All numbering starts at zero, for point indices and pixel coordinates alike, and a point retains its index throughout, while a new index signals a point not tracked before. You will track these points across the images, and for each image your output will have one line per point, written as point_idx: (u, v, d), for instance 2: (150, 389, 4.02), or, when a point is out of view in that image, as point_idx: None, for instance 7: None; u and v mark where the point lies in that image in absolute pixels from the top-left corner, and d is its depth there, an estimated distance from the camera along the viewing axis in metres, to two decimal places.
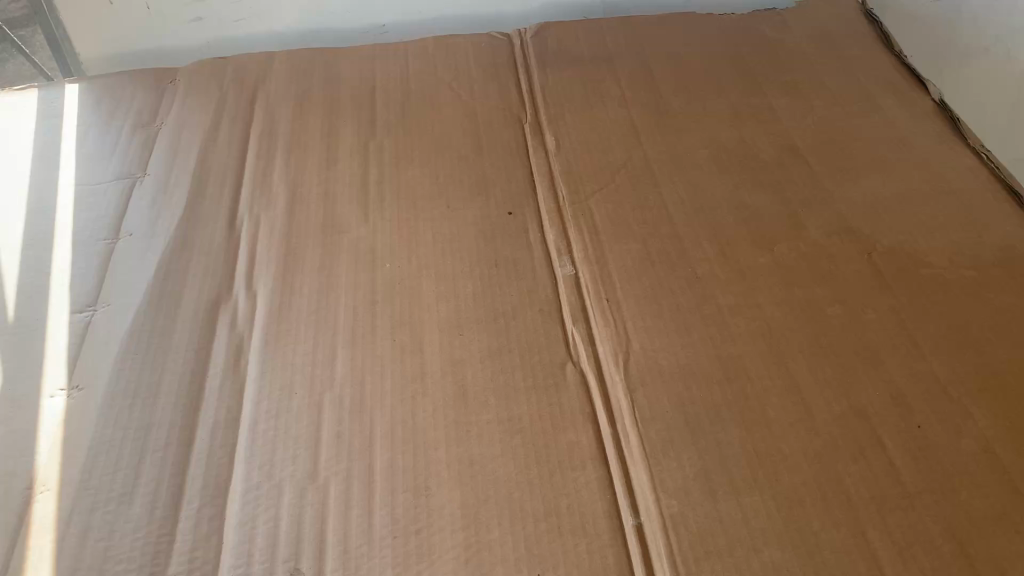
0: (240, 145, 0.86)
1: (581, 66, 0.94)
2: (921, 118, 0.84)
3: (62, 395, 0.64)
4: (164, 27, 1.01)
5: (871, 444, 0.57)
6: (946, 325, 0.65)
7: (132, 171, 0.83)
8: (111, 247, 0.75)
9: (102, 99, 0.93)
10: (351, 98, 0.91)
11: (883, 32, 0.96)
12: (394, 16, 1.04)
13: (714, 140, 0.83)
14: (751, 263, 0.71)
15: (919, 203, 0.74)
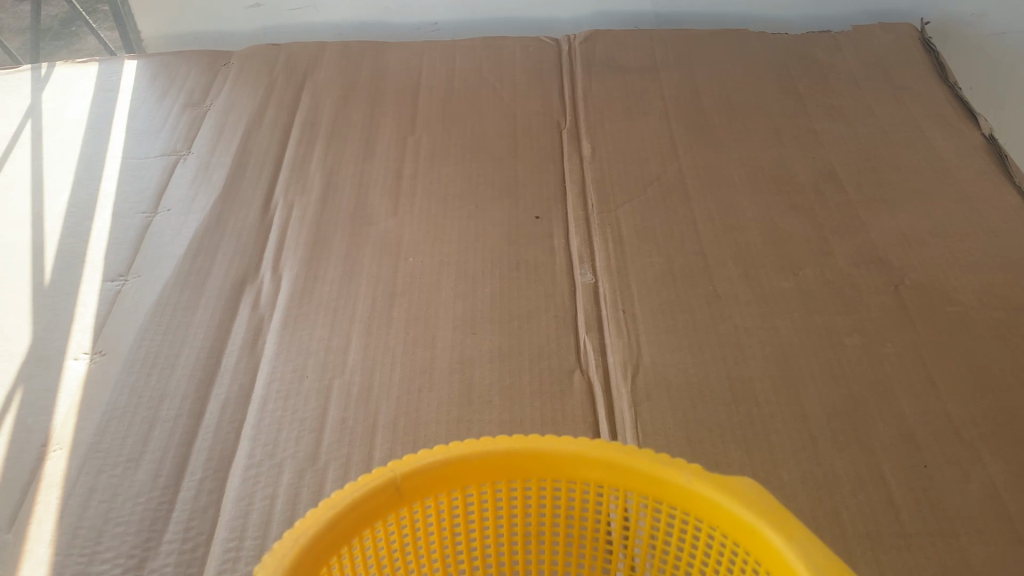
0: (282, 131, 0.88)
1: (626, 76, 0.93)
2: (967, 151, 0.82)
3: (85, 359, 0.66)
4: (223, 11, 1.04)
5: (873, 480, 0.56)
6: (966, 365, 0.63)
7: (177, 149, 0.86)
8: (148, 220, 0.78)
9: (157, 76, 0.96)
10: (395, 93, 0.92)
11: (939, 62, 0.94)
12: (448, 15, 1.05)
13: (752, 159, 0.83)
14: (774, 286, 0.70)
15: (954, 239, 0.73)
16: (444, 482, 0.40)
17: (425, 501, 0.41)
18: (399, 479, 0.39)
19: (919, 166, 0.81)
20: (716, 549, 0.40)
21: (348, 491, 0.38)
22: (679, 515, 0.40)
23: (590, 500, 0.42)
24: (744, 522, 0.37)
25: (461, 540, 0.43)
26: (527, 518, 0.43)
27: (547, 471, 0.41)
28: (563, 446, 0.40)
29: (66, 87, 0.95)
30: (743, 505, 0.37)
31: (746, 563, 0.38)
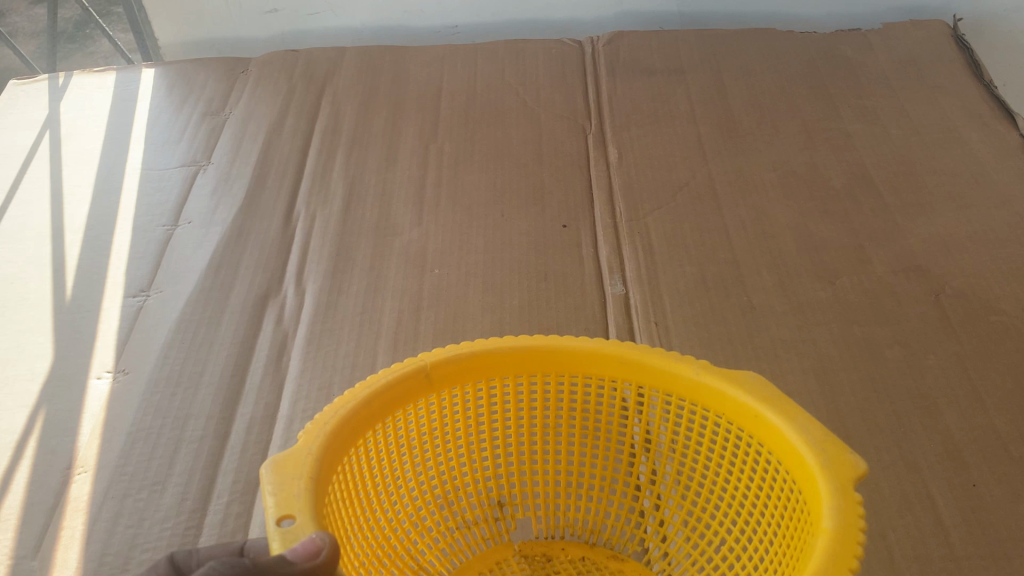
0: (303, 139, 0.87)
1: (651, 78, 0.91)
2: (1006, 153, 0.80)
3: (108, 378, 0.65)
4: (241, 17, 1.02)
5: (919, 499, 0.54)
6: (1013, 378, 0.61)
7: (197, 159, 0.85)
8: (169, 233, 0.77)
9: (176, 85, 0.95)
10: (416, 99, 0.91)
11: (973, 60, 0.92)
12: (468, 17, 1.03)
13: (784, 163, 0.81)
14: (810, 296, 0.68)
15: (996, 246, 0.71)
16: (473, 370, 0.48)
17: (456, 389, 0.49)
18: (434, 364, 0.47)
19: (957, 169, 0.78)
20: (716, 433, 0.48)
21: (394, 370, 0.46)
22: (684, 405, 0.49)
23: (601, 394, 0.51)
24: (746, 405, 0.45)
25: (480, 426, 0.51)
26: (542, 411, 0.52)
27: (566, 366, 0.50)
28: (581, 343, 0.49)
29: (83, 97, 0.94)
30: (746, 392, 0.45)
31: (742, 440, 0.47)
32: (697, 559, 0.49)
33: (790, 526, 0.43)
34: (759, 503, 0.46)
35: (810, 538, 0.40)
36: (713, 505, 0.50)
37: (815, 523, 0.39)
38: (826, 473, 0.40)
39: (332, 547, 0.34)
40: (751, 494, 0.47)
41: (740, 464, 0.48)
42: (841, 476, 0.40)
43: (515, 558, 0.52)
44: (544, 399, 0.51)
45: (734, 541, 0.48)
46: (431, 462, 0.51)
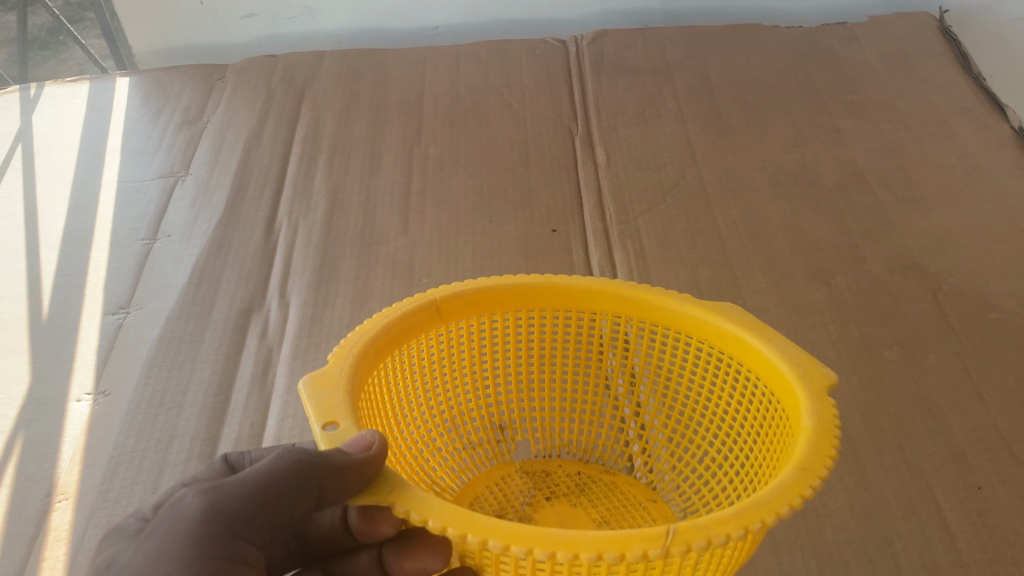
0: (283, 147, 0.85)
1: (637, 77, 0.90)
2: (998, 146, 0.79)
3: (88, 400, 0.63)
4: (216, 22, 1.00)
5: (924, 504, 0.53)
6: (1014, 376, 0.60)
7: (175, 169, 0.83)
8: (148, 247, 0.75)
9: (151, 94, 0.92)
10: (399, 103, 0.89)
11: (961, 52, 0.91)
12: (449, 18, 1.02)
13: (774, 161, 0.79)
14: (806, 297, 0.67)
15: (991, 241, 0.70)
16: (479, 303, 0.50)
17: (460, 322, 0.50)
18: (443, 298, 0.48)
19: (948, 163, 0.78)
20: (701, 360, 0.51)
21: (407, 302, 0.47)
22: (671, 335, 0.51)
23: (596, 325, 0.52)
24: (727, 331, 0.47)
25: (482, 355, 0.53)
26: (541, 341, 0.53)
27: (560, 302, 0.51)
28: (574, 280, 0.50)
29: (56, 108, 0.92)
30: (727, 320, 0.48)
31: (724, 363, 0.49)
32: (686, 474, 0.52)
33: (768, 436, 0.45)
34: (740, 418, 0.49)
35: (789, 441, 0.41)
36: (697, 426, 0.53)
37: (793, 425, 0.41)
38: (801, 381, 0.42)
39: (382, 442, 0.35)
40: (733, 410, 0.50)
41: (722, 388, 0.50)
42: (815, 385, 0.42)
43: (518, 475, 0.53)
44: (542, 331, 0.53)
45: (720, 456, 0.50)
46: (438, 390, 0.52)
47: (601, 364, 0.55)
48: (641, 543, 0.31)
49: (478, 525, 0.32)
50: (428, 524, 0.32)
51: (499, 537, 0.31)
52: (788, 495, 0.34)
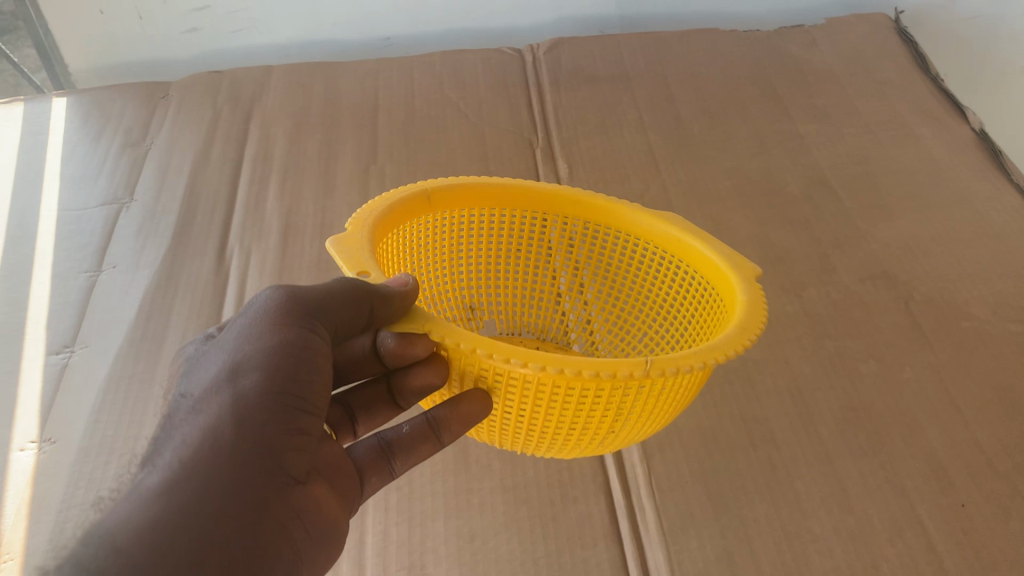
0: (232, 168, 0.81)
1: (596, 85, 0.88)
2: (960, 148, 0.79)
3: (33, 449, 0.58)
4: (157, 37, 0.96)
5: (910, 525, 0.52)
6: (990, 386, 0.59)
7: (119, 196, 0.79)
8: (92, 280, 0.71)
9: (91, 115, 0.88)
10: (352, 118, 0.86)
11: (919, 53, 0.91)
12: (401, 29, 0.99)
13: (739, 170, 0.78)
14: (778, 311, 0.65)
15: (958, 248, 0.69)
16: (465, 196, 0.54)
17: (443, 213, 0.54)
18: (433, 188, 0.52)
19: (912, 167, 0.77)
20: (647, 258, 0.58)
21: (402, 190, 0.50)
22: (622, 236, 0.58)
23: (561, 225, 0.58)
24: (671, 235, 0.54)
25: (462, 246, 0.57)
26: (513, 237, 0.58)
27: (530, 204, 0.56)
28: (540, 186, 0.56)
29: None
30: (671, 225, 0.54)
31: (665, 262, 0.56)
32: (629, 354, 0.60)
33: (701, 319, 0.53)
34: (675, 305, 0.57)
35: (723, 318, 0.48)
36: (637, 313, 0.60)
37: (728, 306, 0.48)
38: (734, 270, 0.49)
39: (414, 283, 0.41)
40: (669, 299, 0.57)
41: (663, 283, 0.57)
42: (745, 274, 0.48)
43: None
44: (513, 228, 0.58)
45: (658, 338, 0.58)
46: (423, 280, 0.56)
47: (559, 263, 0.60)
48: (628, 366, 0.36)
49: (502, 347, 0.37)
50: (461, 346, 0.37)
51: (520, 355, 0.36)
52: (736, 342, 0.40)
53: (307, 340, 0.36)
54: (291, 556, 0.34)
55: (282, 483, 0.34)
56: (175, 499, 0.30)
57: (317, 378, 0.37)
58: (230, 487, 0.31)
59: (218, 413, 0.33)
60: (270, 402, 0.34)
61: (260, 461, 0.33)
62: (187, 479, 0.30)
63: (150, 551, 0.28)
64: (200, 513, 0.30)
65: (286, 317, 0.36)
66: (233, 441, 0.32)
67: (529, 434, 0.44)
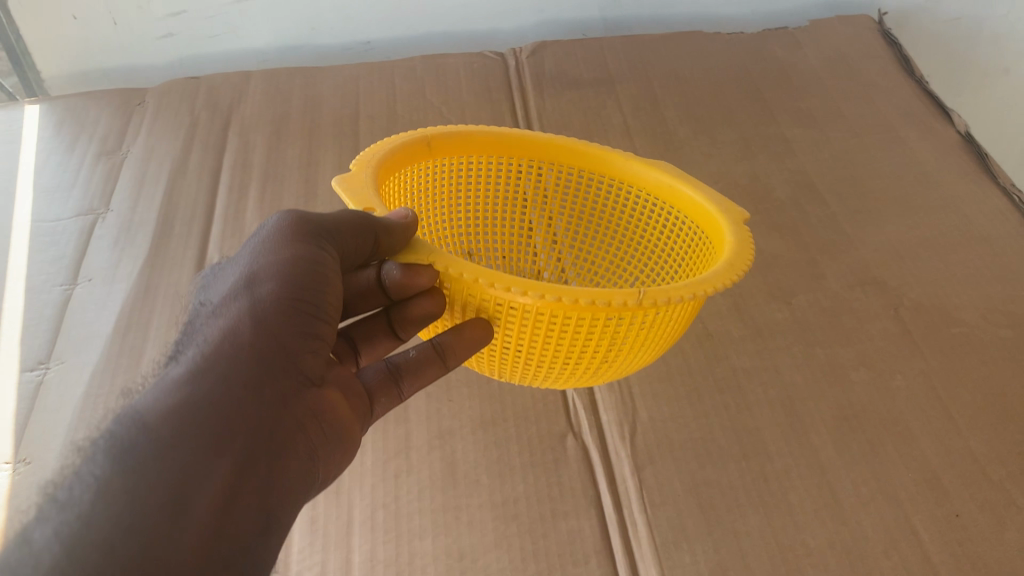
0: (211, 177, 0.80)
1: (580, 89, 0.88)
2: (946, 151, 0.78)
3: (6, 471, 0.56)
4: (133, 43, 0.94)
5: (905, 536, 0.51)
6: (982, 393, 0.59)
7: (94, 207, 0.77)
8: (67, 294, 0.69)
9: (64, 123, 0.86)
10: (333, 124, 0.85)
11: (902, 55, 0.91)
12: (382, 33, 0.98)
13: (725, 175, 0.78)
14: (767, 319, 0.65)
15: (947, 252, 0.69)
16: (464, 144, 0.56)
17: (445, 160, 0.56)
18: (434, 135, 0.53)
19: (898, 171, 0.77)
20: (638, 203, 0.61)
21: (404, 135, 0.52)
22: (615, 182, 0.60)
23: (556, 173, 0.61)
24: (664, 181, 0.57)
25: (461, 195, 0.59)
26: (509, 184, 0.60)
27: (528, 153, 0.59)
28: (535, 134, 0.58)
29: None
30: (661, 172, 0.57)
31: (655, 206, 0.59)
32: None
33: (691, 259, 0.56)
34: (665, 248, 0.60)
35: (712, 257, 0.51)
36: (629, 256, 0.64)
37: (717, 244, 0.51)
38: (724, 215, 0.51)
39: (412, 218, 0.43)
40: (659, 243, 0.60)
41: (655, 227, 0.60)
42: (733, 217, 0.51)
43: None
44: (509, 176, 0.60)
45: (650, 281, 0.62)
46: (427, 228, 0.58)
47: (554, 211, 0.63)
48: (622, 295, 0.38)
49: (503, 278, 0.39)
50: (464, 276, 0.39)
51: (520, 285, 0.38)
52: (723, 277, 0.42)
53: (316, 258, 0.40)
54: (307, 453, 0.36)
55: (297, 384, 0.36)
56: (199, 388, 0.32)
57: (329, 292, 0.40)
58: (250, 382, 0.34)
59: (238, 318, 0.36)
60: (285, 309, 0.37)
61: (277, 361, 0.36)
62: (212, 367, 0.34)
63: (176, 432, 0.31)
64: (221, 402, 0.33)
65: (297, 235, 0.40)
66: (252, 341, 0.35)
67: (526, 366, 0.45)
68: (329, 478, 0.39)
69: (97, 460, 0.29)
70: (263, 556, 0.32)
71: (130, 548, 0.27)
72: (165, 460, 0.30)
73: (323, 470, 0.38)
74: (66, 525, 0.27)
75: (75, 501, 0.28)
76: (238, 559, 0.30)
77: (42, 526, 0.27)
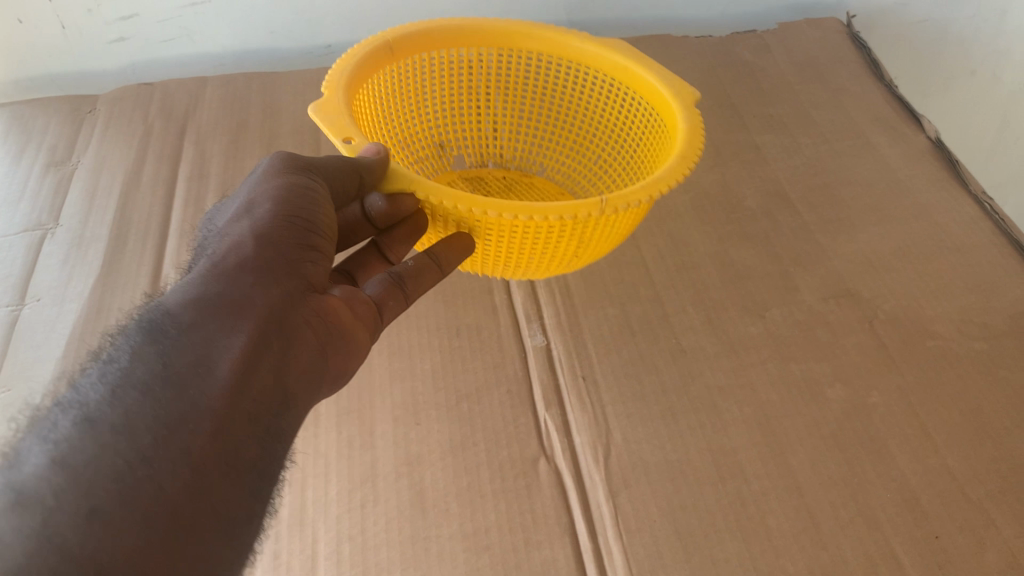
0: (166, 188, 0.77)
1: None
2: (916, 158, 0.78)
3: None
4: (82, 48, 0.90)
5: (885, 560, 0.50)
6: (959, 409, 0.58)
7: (43, 220, 0.74)
8: (13, 314, 0.66)
9: (10, 133, 0.82)
10: (294, 131, 0.82)
11: (872, 59, 0.90)
12: (344, 36, 0.95)
13: (696, 184, 0.76)
14: (742, 332, 0.64)
15: (920, 262, 0.68)
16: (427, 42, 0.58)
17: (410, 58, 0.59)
18: (394, 39, 0.56)
19: (870, 178, 0.76)
20: (596, 83, 0.64)
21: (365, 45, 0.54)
22: (573, 66, 0.63)
23: (518, 59, 0.63)
24: (620, 64, 0.60)
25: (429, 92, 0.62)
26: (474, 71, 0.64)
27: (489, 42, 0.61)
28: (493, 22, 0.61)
29: None
30: (618, 58, 0.60)
31: (613, 89, 0.63)
32: (587, 169, 0.69)
33: (647, 147, 0.60)
34: (625, 132, 0.64)
35: (667, 142, 0.56)
36: (591, 130, 0.68)
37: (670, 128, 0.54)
38: (676, 98, 0.55)
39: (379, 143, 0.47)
40: (617, 125, 0.65)
41: (612, 107, 0.64)
42: (684, 102, 0.55)
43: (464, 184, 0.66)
44: (471, 66, 0.63)
45: (610, 159, 0.67)
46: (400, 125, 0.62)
47: (516, 90, 0.66)
48: (586, 207, 0.43)
49: (479, 202, 0.42)
50: (444, 203, 0.43)
51: (494, 208, 0.42)
52: (675, 171, 0.47)
53: (312, 182, 0.43)
54: (318, 346, 0.40)
55: (302, 286, 0.40)
56: (213, 285, 0.37)
57: (325, 214, 0.43)
58: (257, 279, 0.38)
59: (243, 233, 0.40)
60: (286, 223, 0.40)
61: (284, 266, 0.39)
62: (221, 267, 0.38)
63: (194, 318, 0.35)
64: (228, 295, 0.37)
65: (289, 169, 0.43)
66: (257, 249, 0.39)
67: (505, 261, 0.51)
68: (345, 373, 0.42)
69: (132, 335, 0.35)
70: (282, 419, 0.37)
71: (161, 389, 0.33)
72: (186, 337, 0.35)
73: (335, 368, 0.41)
74: (112, 372, 0.33)
75: (119, 362, 0.34)
76: (257, 412, 0.35)
77: (88, 380, 0.33)
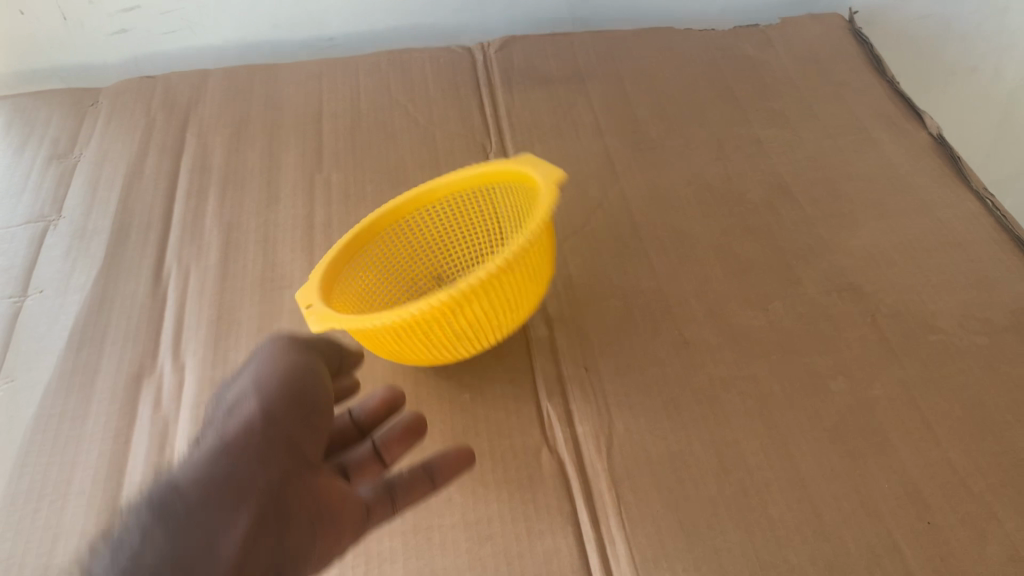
0: (169, 180, 0.77)
1: (550, 89, 0.86)
2: (918, 153, 0.78)
3: None
4: (85, 40, 0.90)
5: (886, 551, 0.50)
6: (961, 402, 0.58)
7: (45, 212, 0.74)
8: (17, 306, 0.66)
9: (13, 125, 0.82)
10: (296, 124, 0.82)
11: (874, 54, 0.90)
12: (346, 29, 0.95)
13: (698, 177, 0.77)
14: (744, 325, 0.64)
15: (922, 256, 0.68)
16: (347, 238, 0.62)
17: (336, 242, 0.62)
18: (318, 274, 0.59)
19: (872, 172, 0.76)
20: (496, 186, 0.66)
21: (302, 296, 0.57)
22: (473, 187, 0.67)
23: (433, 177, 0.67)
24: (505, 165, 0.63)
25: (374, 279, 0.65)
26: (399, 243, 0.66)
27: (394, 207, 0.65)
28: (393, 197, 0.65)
29: None
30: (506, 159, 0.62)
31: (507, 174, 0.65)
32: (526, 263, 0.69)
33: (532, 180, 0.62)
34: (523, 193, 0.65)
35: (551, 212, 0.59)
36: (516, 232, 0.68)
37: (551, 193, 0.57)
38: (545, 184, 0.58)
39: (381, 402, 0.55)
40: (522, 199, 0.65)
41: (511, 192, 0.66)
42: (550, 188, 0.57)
43: None
44: (439, 213, 0.68)
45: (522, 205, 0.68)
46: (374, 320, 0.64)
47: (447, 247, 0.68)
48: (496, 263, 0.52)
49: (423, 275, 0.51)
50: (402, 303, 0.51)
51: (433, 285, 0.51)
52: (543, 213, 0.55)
53: (316, 361, 0.49)
54: (310, 528, 0.44)
55: (299, 473, 0.44)
56: (219, 469, 0.42)
57: (319, 387, 0.47)
58: (258, 461, 0.43)
59: (251, 415, 0.44)
60: (284, 398, 0.45)
61: (281, 446, 0.44)
62: (225, 446, 0.43)
63: (198, 500, 0.41)
64: (230, 479, 0.42)
65: (289, 351, 0.48)
66: (261, 427, 0.44)
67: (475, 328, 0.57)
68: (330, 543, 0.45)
69: (139, 513, 0.41)
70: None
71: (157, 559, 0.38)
72: (189, 518, 0.40)
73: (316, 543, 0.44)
74: (124, 539, 0.39)
75: (129, 539, 0.39)
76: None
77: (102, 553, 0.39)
